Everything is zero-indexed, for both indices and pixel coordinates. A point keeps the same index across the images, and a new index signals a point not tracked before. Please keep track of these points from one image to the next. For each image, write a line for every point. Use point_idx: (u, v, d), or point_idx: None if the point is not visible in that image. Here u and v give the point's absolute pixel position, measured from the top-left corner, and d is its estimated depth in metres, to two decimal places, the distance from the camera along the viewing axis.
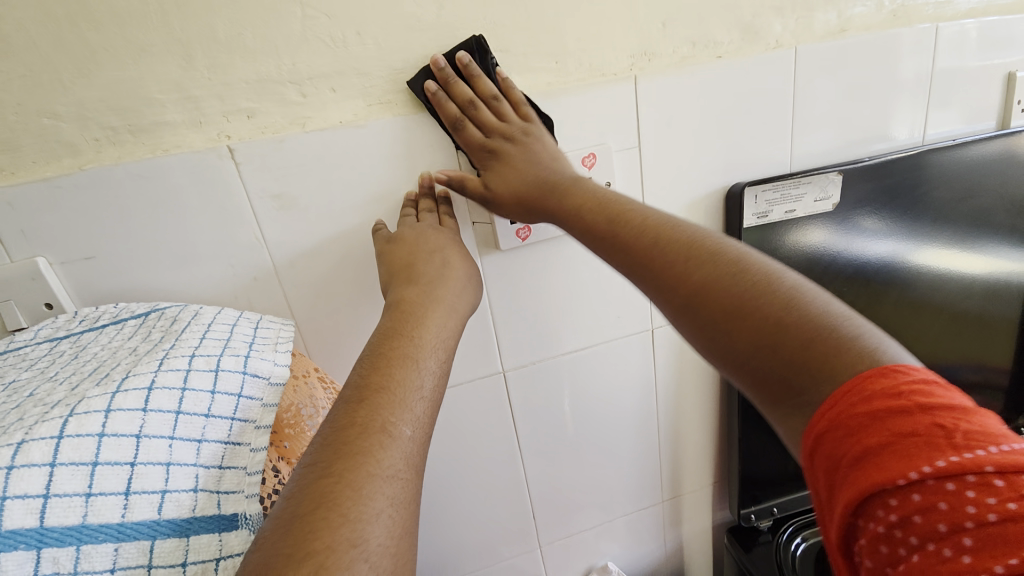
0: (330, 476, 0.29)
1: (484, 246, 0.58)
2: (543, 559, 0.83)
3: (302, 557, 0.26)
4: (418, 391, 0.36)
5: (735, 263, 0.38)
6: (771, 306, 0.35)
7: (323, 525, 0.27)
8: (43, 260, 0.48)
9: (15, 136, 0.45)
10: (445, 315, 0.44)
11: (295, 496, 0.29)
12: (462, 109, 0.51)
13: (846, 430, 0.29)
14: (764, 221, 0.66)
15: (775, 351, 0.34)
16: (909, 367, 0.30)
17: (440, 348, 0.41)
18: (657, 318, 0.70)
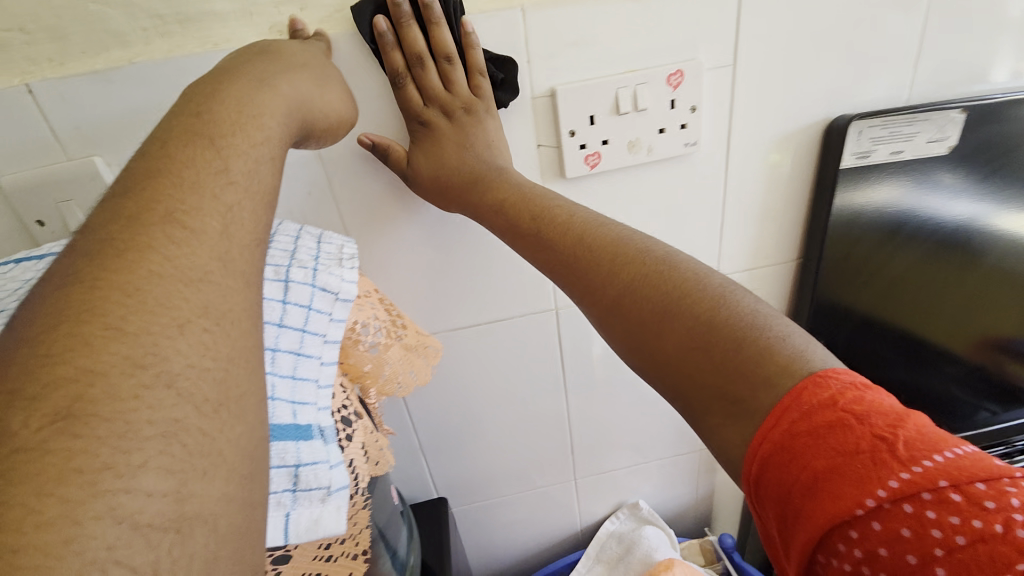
0: (84, 285, 0.20)
1: (547, 172, 0.54)
2: (576, 491, 0.85)
3: (42, 389, 0.18)
4: (219, 174, 0.25)
5: (660, 267, 0.37)
6: (692, 315, 0.34)
7: (74, 346, 0.19)
8: (100, 160, 0.48)
9: (65, 24, 0.43)
10: (274, 92, 0.31)
11: (26, 315, 0.20)
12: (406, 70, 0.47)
13: (790, 456, 0.27)
14: (865, 162, 0.58)
15: (700, 357, 0.33)
16: (834, 372, 0.28)
17: (250, 119, 0.28)
18: (724, 263, 0.65)
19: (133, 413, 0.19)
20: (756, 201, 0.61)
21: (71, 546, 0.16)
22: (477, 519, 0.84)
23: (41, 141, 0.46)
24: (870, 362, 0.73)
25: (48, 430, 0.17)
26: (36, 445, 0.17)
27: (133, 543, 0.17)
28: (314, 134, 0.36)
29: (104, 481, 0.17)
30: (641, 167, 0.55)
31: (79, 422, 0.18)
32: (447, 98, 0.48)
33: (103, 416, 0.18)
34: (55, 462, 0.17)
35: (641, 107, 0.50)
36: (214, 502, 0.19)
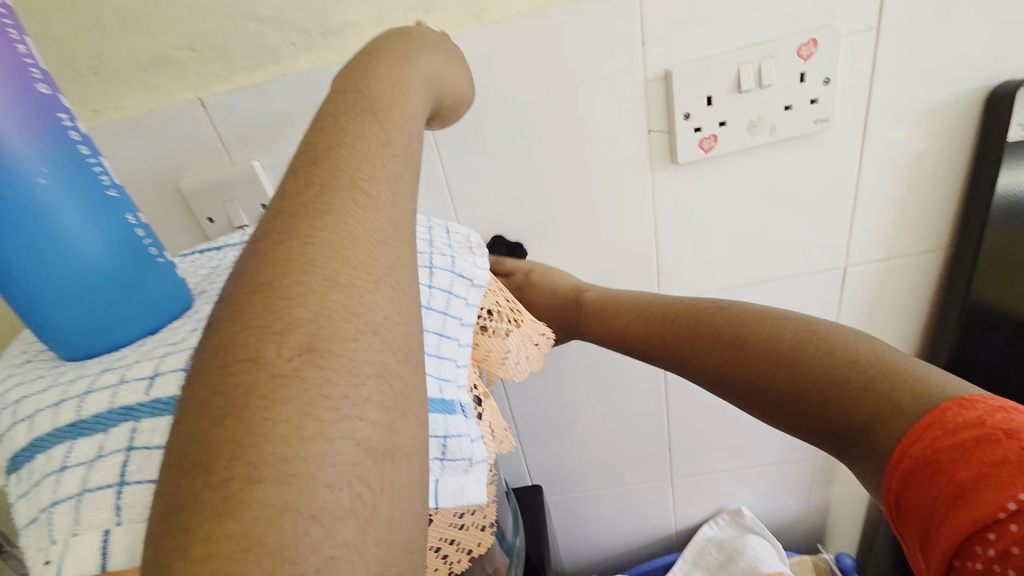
0: (297, 241, 0.23)
1: (658, 158, 0.52)
2: (671, 492, 0.82)
3: (286, 326, 0.20)
4: (385, 146, 0.28)
5: (756, 314, 0.44)
6: (784, 362, 0.39)
7: (303, 292, 0.21)
8: (256, 163, 0.54)
9: (229, 43, 0.49)
10: (416, 63, 0.35)
11: (249, 264, 0.23)
12: None
13: (933, 470, 0.28)
14: None
15: (805, 394, 0.37)
16: (986, 398, 0.29)
17: (402, 95, 0.31)
18: (855, 252, 0.59)
19: (356, 352, 0.21)
20: (897, 187, 0.55)
21: (325, 459, 0.18)
22: (569, 511, 0.85)
23: (212, 148, 0.54)
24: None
25: (296, 361, 0.19)
26: (289, 371, 0.19)
27: (367, 465, 0.19)
28: (442, 111, 0.40)
29: (344, 408, 0.19)
30: (762, 150, 0.51)
31: (318, 355, 0.20)
32: None
33: (335, 352, 0.20)
34: (306, 388, 0.19)
35: (766, 83, 0.47)
36: (412, 441, 0.21)
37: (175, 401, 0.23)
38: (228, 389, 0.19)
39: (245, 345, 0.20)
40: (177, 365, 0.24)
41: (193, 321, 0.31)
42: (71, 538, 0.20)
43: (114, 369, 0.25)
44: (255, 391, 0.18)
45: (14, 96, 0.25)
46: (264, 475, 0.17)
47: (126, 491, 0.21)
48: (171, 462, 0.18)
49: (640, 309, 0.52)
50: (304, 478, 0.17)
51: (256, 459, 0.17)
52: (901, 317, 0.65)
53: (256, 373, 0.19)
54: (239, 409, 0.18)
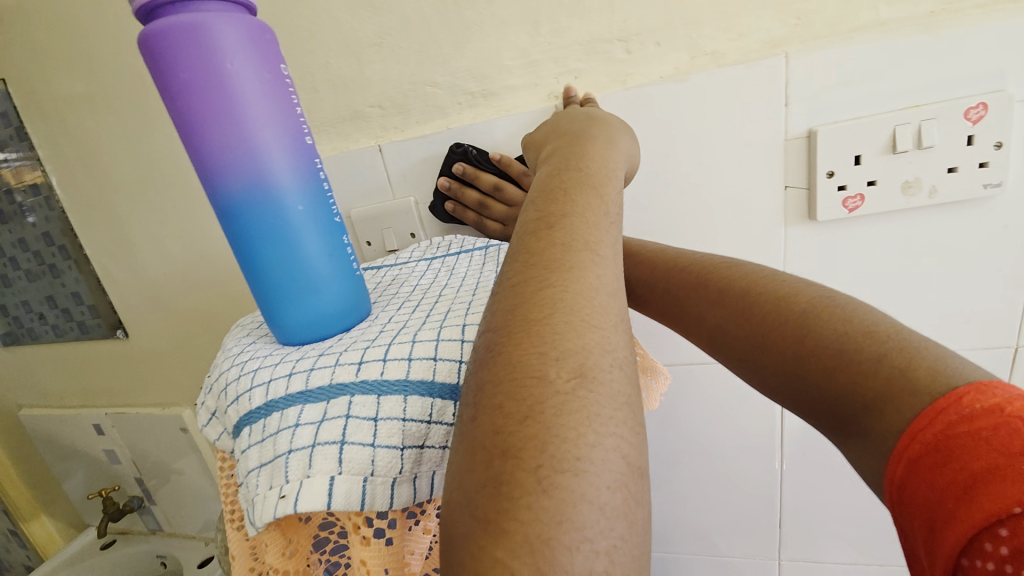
0: (553, 287, 0.23)
1: (793, 213, 0.52)
2: (778, 574, 0.75)
3: (562, 353, 0.21)
4: (606, 213, 0.29)
5: (806, 296, 0.31)
6: (794, 325, 0.30)
7: (567, 311, 0.22)
8: (414, 200, 0.64)
9: (409, 102, 0.60)
10: (614, 143, 0.38)
11: (511, 300, 0.24)
12: None
13: (948, 460, 0.21)
14: None
15: (804, 359, 0.29)
16: (1007, 383, 0.21)
17: (605, 160, 0.34)
18: None
19: (615, 367, 0.21)
20: None
21: (601, 461, 0.18)
22: (659, 571, 0.80)
23: (381, 185, 0.64)
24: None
25: (574, 380, 0.20)
26: (569, 391, 0.20)
27: (629, 478, 0.19)
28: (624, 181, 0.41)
29: (616, 420, 0.20)
30: (913, 212, 0.49)
31: (590, 379, 0.20)
32: None
33: (603, 367, 0.21)
34: (581, 406, 0.19)
35: (925, 144, 0.45)
36: None
37: (378, 383, 0.28)
38: (519, 395, 0.20)
39: (525, 366, 0.20)
40: (407, 354, 0.29)
41: (376, 324, 0.37)
42: (305, 478, 0.25)
43: (330, 354, 0.31)
44: (545, 402, 0.19)
45: (288, 144, 0.34)
46: (564, 467, 0.18)
47: (345, 448, 0.26)
48: (477, 445, 0.19)
49: (650, 259, 0.45)
50: (591, 473, 0.18)
51: (558, 452, 0.18)
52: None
53: (542, 388, 0.20)
54: (537, 412, 0.19)
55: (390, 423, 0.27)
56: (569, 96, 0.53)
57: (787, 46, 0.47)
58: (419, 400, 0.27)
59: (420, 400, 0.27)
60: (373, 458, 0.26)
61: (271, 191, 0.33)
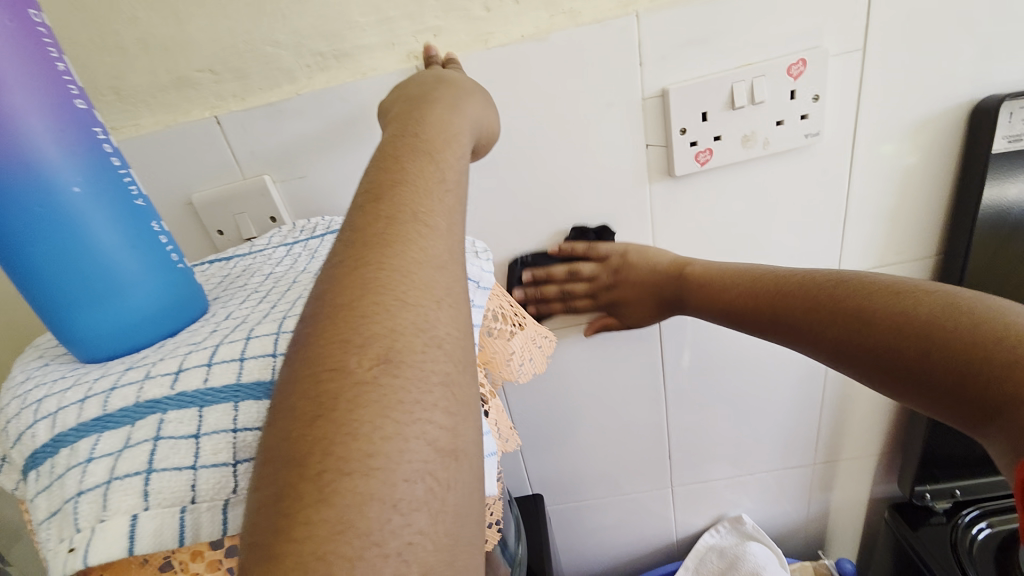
0: (369, 265, 0.21)
1: (657, 170, 0.54)
2: (672, 499, 0.83)
3: (365, 339, 0.19)
4: (443, 177, 0.27)
5: (895, 295, 0.35)
6: (898, 323, 0.33)
7: (377, 290, 0.20)
8: (268, 177, 0.56)
9: (247, 65, 0.51)
10: (463, 106, 0.36)
11: (325, 286, 0.21)
12: (562, 294, 0.60)
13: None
14: (1018, 145, 0.52)
15: (910, 356, 0.32)
16: None
17: (447, 117, 0.32)
18: (849, 260, 0.60)
19: (430, 344, 0.19)
20: (891, 197, 0.57)
21: (402, 455, 0.16)
22: (571, 518, 0.85)
23: (226, 164, 0.56)
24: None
25: (377, 368, 0.18)
26: (371, 379, 0.17)
27: (438, 465, 0.17)
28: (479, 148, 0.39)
29: (421, 405, 0.18)
30: (756, 163, 0.53)
31: (395, 364, 0.18)
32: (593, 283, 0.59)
33: (415, 348, 0.19)
34: (385, 395, 0.17)
35: (758, 99, 0.49)
36: None
37: (202, 393, 0.24)
38: (311, 392, 0.17)
39: (323, 358, 0.18)
40: (239, 355, 0.25)
41: (209, 324, 0.31)
42: (98, 524, 0.21)
43: (138, 368, 0.26)
44: (340, 396, 0.17)
45: (48, 108, 0.26)
46: (353, 464, 0.16)
47: (151, 477, 0.22)
48: (270, 453, 0.17)
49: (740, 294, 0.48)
50: (387, 470, 0.16)
51: (346, 452, 0.16)
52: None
53: (340, 381, 0.17)
54: (329, 410, 0.17)
55: (213, 438, 0.23)
56: (431, 56, 0.48)
57: (639, 5, 0.47)
58: (254, 405, 0.24)
59: (254, 405, 0.24)
60: (193, 482, 0.22)
61: (31, 172, 0.26)
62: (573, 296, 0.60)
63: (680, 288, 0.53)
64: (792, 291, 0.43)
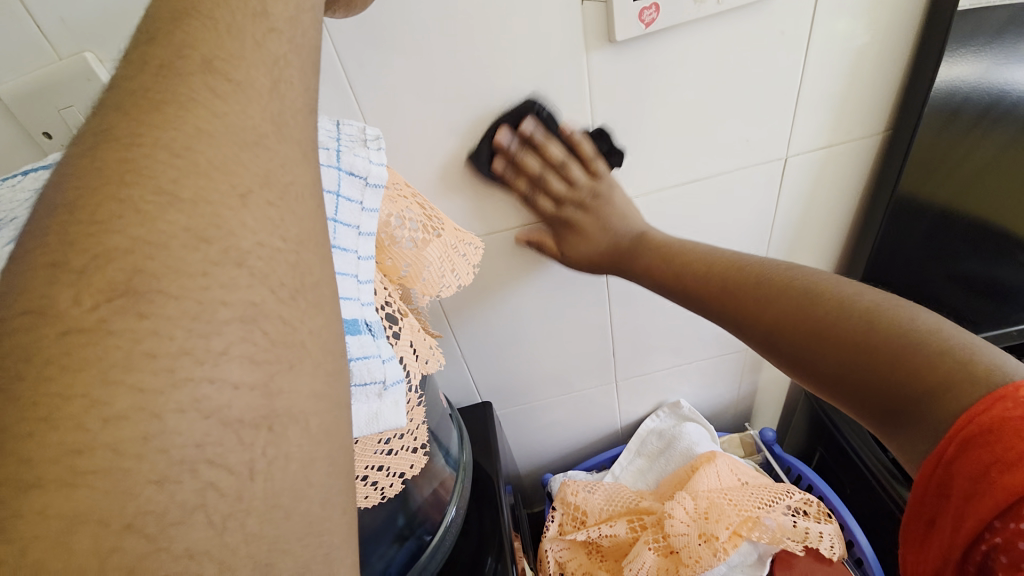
0: (106, 173, 0.16)
1: (592, 35, 0.45)
2: (616, 392, 0.86)
3: (89, 262, 0.15)
4: (259, 34, 0.21)
5: (837, 300, 0.36)
6: (842, 330, 0.35)
7: (122, 212, 0.16)
8: (92, 57, 0.42)
9: None
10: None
11: (57, 204, 0.16)
12: (533, 183, 0.53)
13: (994, 440, 0.27)
14: (976, 4, 0.46)
15: (848, 362, 0.34)
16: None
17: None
18: (795, 141, 0.56)
19: (206, 292, 0.16)
20: (840, 79, 0.52)
21: (149, 444, 0.14)
22: (520, 419, 0.87)
23: (27, 38, 0.41)
24: (931, 257, 0.67)
25: (104, 310, 0.15)
26: (93, 326, 0.14)
27: (223, 441, 0.15)
28: None
29: (183, 369, 0.15)
30: (705, 23, 0.45)
31: (140, 300, 0.15)
32: (574, 192, 0.54)
33: (171, 293, 0.15)
34: (121, 344, 0.14)
35: None
36: (299, 401, 0.17)
37: None
38: (10, 353, 0.14)
39: (29, 291, 0.15)
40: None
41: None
42: None
43: None
44: (42, 345, 0.14)
45: None
46: (48, 475, 0.13)
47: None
48: None
49: (685, 274, 0.48)
50: (123, 474, 0.14)
51: (50, 444, 0.13)
52: (838, 209, 0.65)
53: (41, 328, 0.14)
54: (24, 379, 0.14)
55: None
56: None
57: None
58: None
59: None
60: None
61: None
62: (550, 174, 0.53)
63: (633, 251, 0.52)
64: (738, 278, 0.43)
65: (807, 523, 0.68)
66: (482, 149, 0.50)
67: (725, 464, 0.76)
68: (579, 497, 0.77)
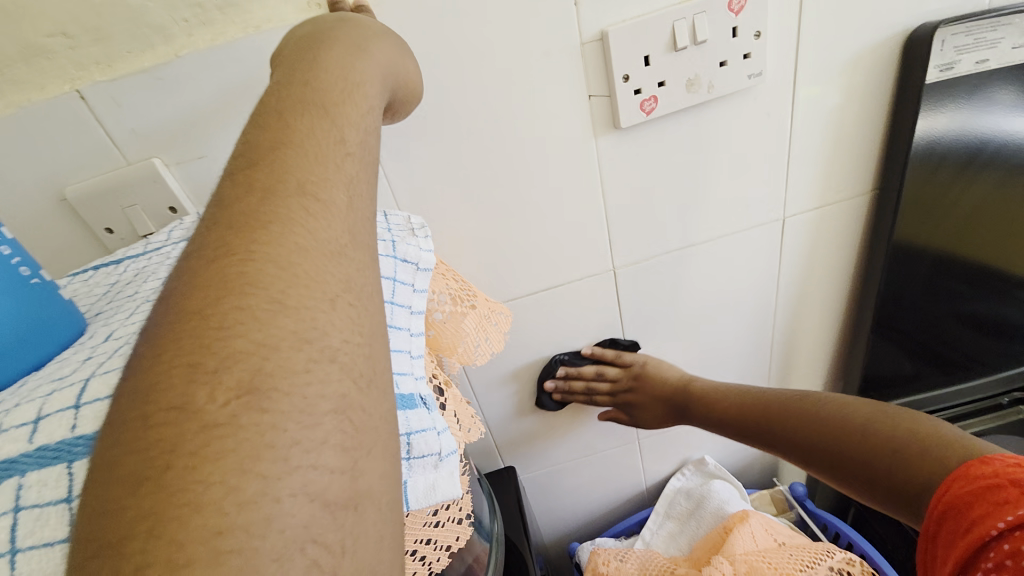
0: (229, 291, 0.20)
1: (601, 124, 0.51)
2: (640, 452, 0.85)
3: (221, 363, 0.18)
4: (338, 146, 0.26)
5: (861, 414, 0.45)
6: (877, 441, 0.42)
7: (243, 317, 0.19)
8: (158, 161, 0.48)
9: (106, 23, 0.42)
10: (367, 63, 0.31)
11: (181, 315, 0.19)
12: (588, 395, 0.69)
13: (956, 507, 0.34)
14: (950, 74, 0.52)
15: (877, 464, 0.42)
16: (1011, 455, 0.34)
17: (355, 87, 0.29)
18: (792, 205, 0.61)
19: (306, 389, 0.19)
20: (827, 137, 0.57)
21: (271, 523, 0.16)
22: (544, 486, 0.85)
23: (100, 149, 0.46)
24: (937, 300, 0.69)
25: (234, 406, 0.17)
26: (228, 420, 0.17)
27: (324, 523, 0.17)
28: (396, 102, 0.37)
29: (295, 457, 0.17)
30: (699, 108, 0.51)
31: (262, 398, 0.18)
32: (615, 386, 0.69)
33: (283, 391, 0.18)
34: (249, 437, 0.17)
35: (700, 40, 0.46)
36: (380, 481, 0.19)
37: (69, 445, 0.21)
38: (151, 446, 0.17)
39: (172, 393, 0.17)
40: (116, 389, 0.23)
41: (85, 351, 0.27)
42: None
43: None
44: (186, 440, 0.16)
45: None
46: (196, 554, 0.15)
47: (18, 561, 0.18)
48: (114, 509, 0.16)
49: (738, 404, 0.58)
50: (248, 551, 0.15)
51: (192, 523, 0.15)
52: (841, 260, 0.69)
53: (187, 425, 0.17)
54: (161, 470, 0.16)
55: None
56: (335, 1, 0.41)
57: None
58: None
59: None
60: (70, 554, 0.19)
61: None
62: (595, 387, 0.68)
63: (685, 400, 0.64)
64: (778, 398, 0.54)
65: None
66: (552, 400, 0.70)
67: (759, 523, 0.74)
68: (610, 568, 0.73)
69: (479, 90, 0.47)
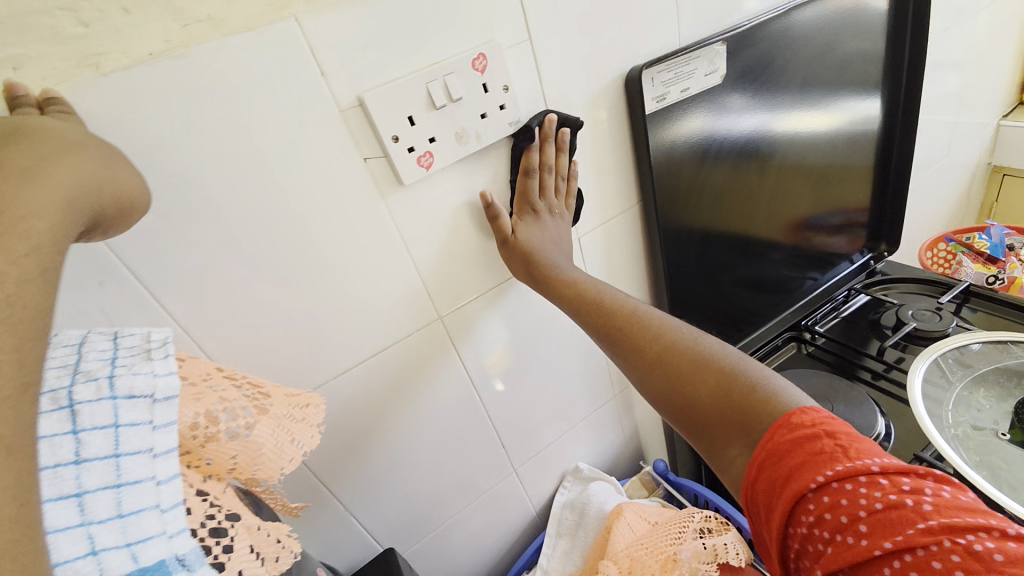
0: None
1: (385, 182, 0.51)
2: (519, 480, 0.86)
3: None
4: None
5: (703, 356, 0.48)
6: (724, 382, 0.46)
7: None
8: None
9: None
10: (38, 192, 0.26)
11: None
12: (541, 167, 0.58)
13: (778, 456, 0.40)
14: (663, 104, 0.65)
15: (722, 404, 0.45)
16: (815, 408, 0.42)
17: (8, 227, 0.24)
18: (581, 226, 0.69)
19: None
20: (590, 163, 0.65)
21: None
22: (433, 552, 0.80)
23: None
24: (708, 277, 0.86)
25: None
26: None
27: None
28: (104, 221, 0.31)
29: None
30: (474, 155, 0.55)
31: None
32: (549, 200, 0.60)
33: None
34: None
35: (455, 97, 0.49)
36: None
37: None
38: None
39: None
40: None
41: None
42: None
43: None
44: None
45: None
46: None
47: None
48: None
49: (581, 311, 0.56)
50: None
51: None
52: (634, 260, 0.79)
53: None
54: None
55: None
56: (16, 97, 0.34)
57: (294, 8, 0.41)
58: None
59: None
60: None
61: None
62: (534, 175, 0.58)
63: (549, 283, 0.58)
64: (625, 316, 0.54)
65: (714, 539, 0.72)
66: (527, 124, 0.55)
67: (632, 512, 0.79)
68: None
69: (235, 172, 0.44)
